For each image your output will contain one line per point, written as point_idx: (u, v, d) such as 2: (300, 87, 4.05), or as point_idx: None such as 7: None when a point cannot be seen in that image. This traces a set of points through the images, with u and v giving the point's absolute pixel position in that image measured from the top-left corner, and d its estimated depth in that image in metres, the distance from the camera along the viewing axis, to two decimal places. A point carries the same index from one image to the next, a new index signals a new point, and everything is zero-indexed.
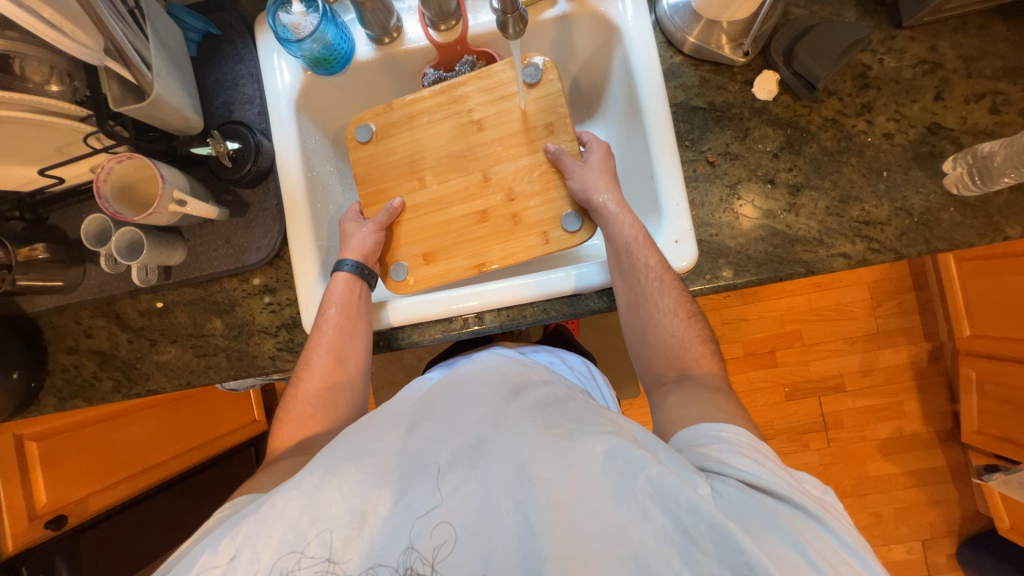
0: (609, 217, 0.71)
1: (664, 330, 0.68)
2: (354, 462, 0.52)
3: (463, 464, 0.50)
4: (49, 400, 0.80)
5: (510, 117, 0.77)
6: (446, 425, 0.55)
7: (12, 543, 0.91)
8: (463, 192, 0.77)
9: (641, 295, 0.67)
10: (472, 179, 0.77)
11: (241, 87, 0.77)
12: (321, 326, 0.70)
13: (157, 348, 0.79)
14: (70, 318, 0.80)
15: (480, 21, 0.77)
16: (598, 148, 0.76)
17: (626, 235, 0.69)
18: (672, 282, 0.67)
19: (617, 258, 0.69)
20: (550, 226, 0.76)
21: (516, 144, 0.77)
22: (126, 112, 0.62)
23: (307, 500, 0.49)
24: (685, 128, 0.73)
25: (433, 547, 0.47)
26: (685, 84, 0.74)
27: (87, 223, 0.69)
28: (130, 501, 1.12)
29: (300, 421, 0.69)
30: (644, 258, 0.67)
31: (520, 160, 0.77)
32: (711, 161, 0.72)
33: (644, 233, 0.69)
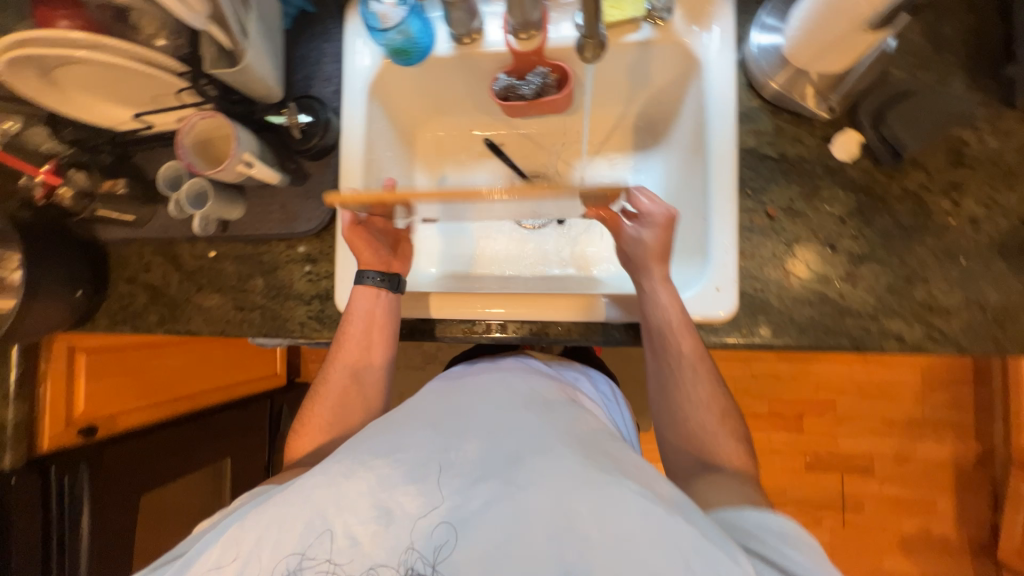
0: (647, 299, 0.68)
1: (695, 423, 0.66)
2: (388, 457, 0.52)
3: (498, 478, 0.48)
4: (103, 320, 0.87)
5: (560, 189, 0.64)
6: (485, 438, 0.53)
7: (47, 442, 0.99)
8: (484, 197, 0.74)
9: (671, 384, 0.67)
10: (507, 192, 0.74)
11: (323, 65, 0.81)
12: (341, 341, 0.73)
13: (201, 294, 0.84)
14: (134, 251, 0.87)
15: (561, 35, 0.76)
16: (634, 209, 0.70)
17: (664, 318, 0.66)
18: (707, 372, 0.66)
19: (649, 338, 0.67)
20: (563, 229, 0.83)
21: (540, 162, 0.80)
22: (217, 74, 0.65)
23: (339, 486, 0.50)
24: (749, 174, 0.70)
25: (434, 548, 0.46)
26: (758, 130, 0.71)
27: (163, 168, 0.76)
28: (157, 424, 1.20)
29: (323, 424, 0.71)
30: (679, 345, 0.66)
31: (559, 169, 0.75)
32: (771, 214, 0.69)
33: (680, 317, 0.66)
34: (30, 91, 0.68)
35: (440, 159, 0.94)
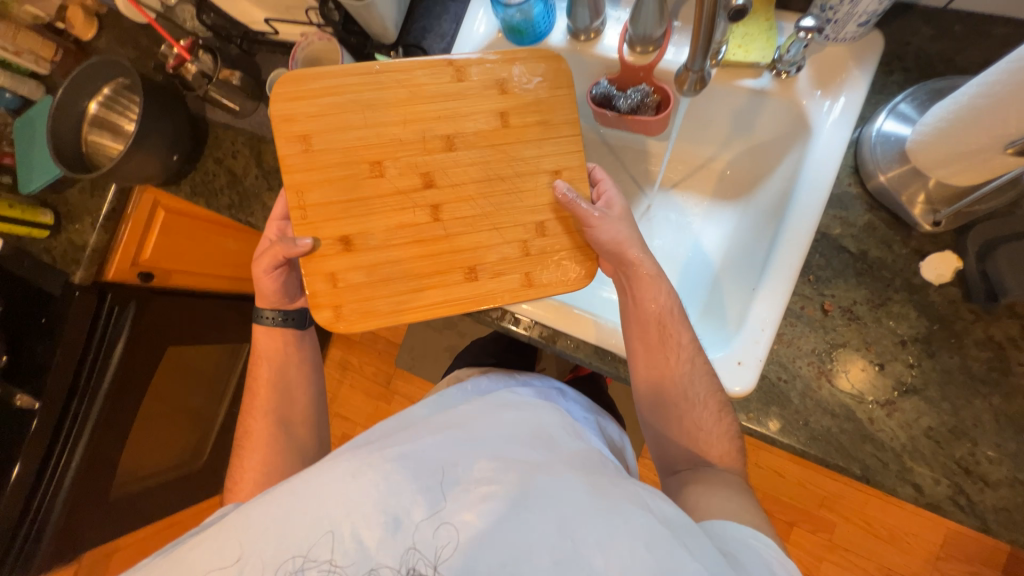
0: (638, 288, 0.63)
1: (691, 420, 0.62)
2: (396, 461, 0.53)
3: (507, 497, 0.50)
4: (185, 187, 0.97)
5: (523, 205, 0.65)
6: (490, 454, 0.56)
7: (112, 272, 1.12)
8: (391, 122, 0.65)
9: (664, 377, 0.63)
10: (412, 110, 0.65)
11: (442, 21, 0.83)
12: (257, 389, 0.76)
13: (270, 194, 0.92)
14: (229, 137, 0.95)
15: (675, 59, 0.73)
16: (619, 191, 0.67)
17: (659, 308, 0.63)
18: (704, 367, 0.63)
19: (642, 330, 0.63)
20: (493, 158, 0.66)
21: (466, 77, 0.66)
22: (346, 5, 0.70)
23: (350, 496, 0.50)
24: (819, 261, 0.64)
25: (438, 549, 0.47)
26: (847, 219, 0.65)
27: (275, 73, 0.83)
28: (208, 292, 1.42)
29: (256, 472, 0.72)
30: (678, 336, 0.63)
31: (483, 99, 0.66)
32: (825, 308, 0.64)
33: (676, 307, 0.64)
34: None
35: None
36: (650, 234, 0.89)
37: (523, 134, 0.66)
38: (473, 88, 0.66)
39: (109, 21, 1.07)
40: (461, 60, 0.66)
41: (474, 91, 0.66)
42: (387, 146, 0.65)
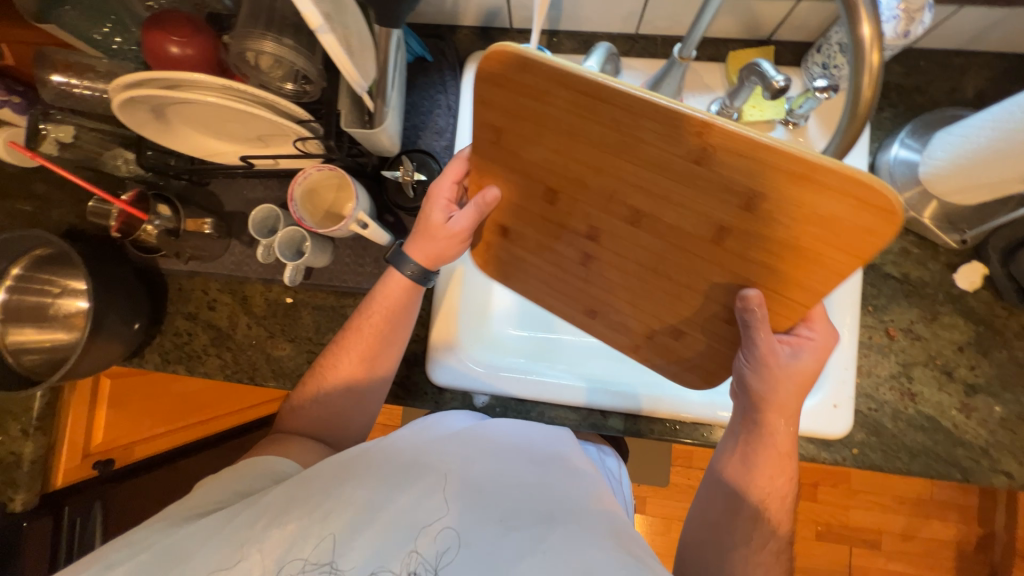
0: (760, 454, 0.56)
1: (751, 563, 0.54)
2: (423, 478, 0.53)
3: (529, 538, 0.49)
4: (152, 357, 0.79)
5: (660, 302, 0.58)
6: (519, 487, 0.55)
7: (60, 478, 0.88)
8: (580, 162, 0.47)
9: (728, 536, 0.56)
10: (606, 169, 0.46)
11: (435, 117, 0.77)
12: (358, 333, 0.64)
13: (272, 342, 0.78)
14: (199, 285, 0.79)
15: None
16: (819, 347, 0.53)
17: (767, 483, 0.55)
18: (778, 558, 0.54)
19: (733, 501, 0.56)
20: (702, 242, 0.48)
21: (709, 162, 0.41)
22: (350, 131, 0.60)
23: (366, 515, 0.50)
24: (873, 291, 0.70)
25: (442, 553, 0.48)
26: (883, 247, 0.71)
27: (257, 210, 0.70)
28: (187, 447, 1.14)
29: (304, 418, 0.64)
30: (775, 523, 0.55)
31: (708, 198, 0.44)
32: (890, 334, 0.69)
33: (790, 488, 0.56)
34: (136, 120, 0.62)
35: None
36: None
37: (749, 245, 0.46)
38: (707, 180, 0.42)
39: None
40: (719, 135, 0.39)
41: (709, 182, 0.43)
42: (590, 177, 0.49)
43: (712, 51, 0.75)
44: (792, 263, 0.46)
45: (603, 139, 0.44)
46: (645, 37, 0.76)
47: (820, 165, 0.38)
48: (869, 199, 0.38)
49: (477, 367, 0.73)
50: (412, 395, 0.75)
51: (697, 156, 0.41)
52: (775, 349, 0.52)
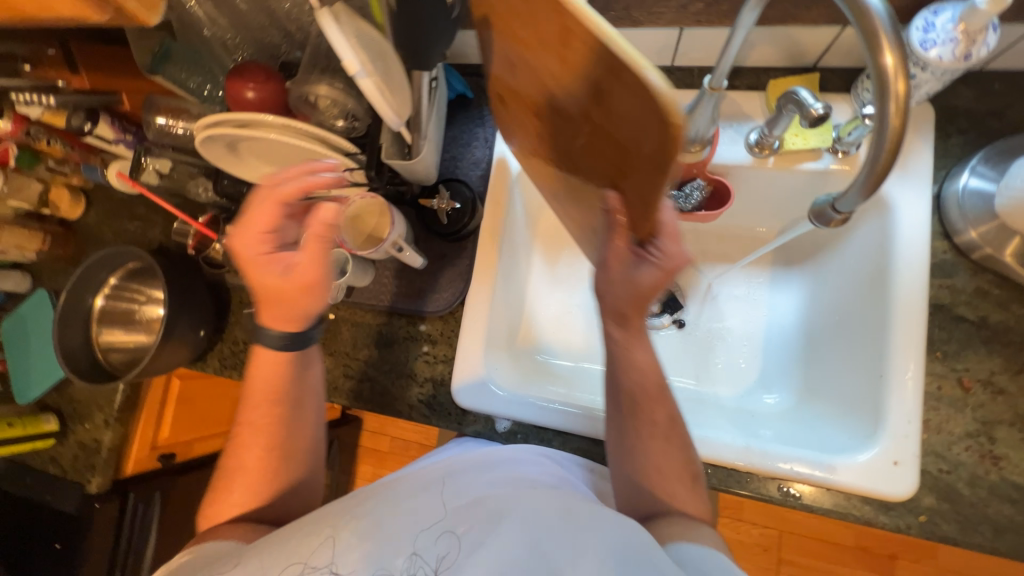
0: (619, 356, 0.56)
1: (660, 482, 0.55)
2: (392, 490, 0.57)
3: (489, 521, 0.51)
4: (213, 362, 0.87)
5: (576, 189, 0.56)
6: (471, 476, 0.58)
7: (131, 466, 0.98)
8: (514, 28, 0.45)
9: (638, 460, 0.56)
10: (522, 33, 0.44)
11: (473, 149, 0.81)
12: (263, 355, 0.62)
13: None
14: (256, 299, 0.87)
15: (732, 154, 0.71)
16: (660, 267, 0.49)
17: (644, 385, 0.56)
18: (684, 463, 0.56)
19: (616, 400, 0.58)
20: (578, 123, 0.46)
21: (570, 43, 0.38)
22: (391, 163, 0.66)
23: (361, 521, 0.53)
24: (942, 335, 0.62)
25: (440, 556, 0.50)
26: (953, 287, 0.63)
27: None
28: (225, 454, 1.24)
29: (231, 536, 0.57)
30: (656, 422, 0.56)
31: (578, 82, 0.41)
32: (965, 385, 0.61)
33: (655, 382, 0.56)
34: (214, 153, 0.72)
35: (557, 247, 0.91)
36: (719, 316, 0.85)
37: (608, 153, 0.44)
38: (578, 63, 0.39)
39: (96, 195, 0.99)
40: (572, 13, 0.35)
41: (578, 64, 0.39)
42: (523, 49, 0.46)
43: (752, 80, 0.73)
44: (639, 197, 0.42)
45: (536, 20, 0.40)
46: (681, 68, 0.76)
47: (649, 92, 0.32)
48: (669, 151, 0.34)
49: (501, 391, 0.73)
50: (437, 415, 0.76)
51: (586, 54, 0.37)
52: (619, 251, 0.51)
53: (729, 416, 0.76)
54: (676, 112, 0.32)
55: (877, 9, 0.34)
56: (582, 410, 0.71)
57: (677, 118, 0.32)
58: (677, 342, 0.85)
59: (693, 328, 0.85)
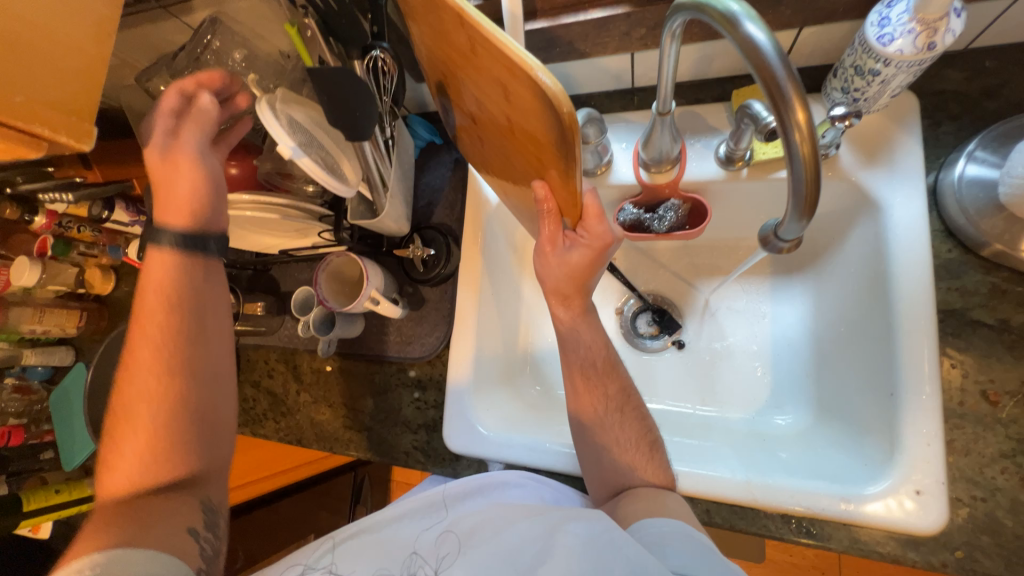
0: (567, 337, 0.66)
1: (623, 463, 0.62)
2: (391, 512, 0.66)
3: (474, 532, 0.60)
4: None
5: (515, 185, 0.60)
6: (463, 494, 0.66)
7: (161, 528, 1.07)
8: (436, 42, 0.47)
9: (597, 436, 0.63)
10: (447, 49, 0.46)
11: (447, 193, 0.83)
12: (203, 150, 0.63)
13: (316, 407, 0.85)
14: (261, 356, 0.91)
15: (703, 169, 0.69)
16: (587, 247, 0.56)
17: (584, 354, 0.65)
18: (635, 427, 0.63)
19: (571, 378, 0.66)
20: (505, 127, 0.48)
21: (480, 55, 0.40)
22: (357, 222, 0.68)
23: (359, 540, 0.63)
24: (956, 345, 0.56)
25: (439, 557, 0.59)
26: (965, 289, 0.57)
27: (298, 293, 0.80)
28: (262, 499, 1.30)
29: (140, 432, 0.55)
30: (605, 386, 0.65)
31: (493, 90, 0.43)
32: (992, 399, 0.54)
33: (603, 357, 0.66)
34: None
35: None
36: (720, 333, 0.80)
37: (525, 147, 0.47)
38: (490, 71, 0.41)
39: (124, 269, 1.08)
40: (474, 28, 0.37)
41: (489, 74, 0.42)
42: (450, 62, 0.49)
43: (717, 91, 0.71)
44: (558, 181, 0.47)
45: (447, 36, 0.44)
46: (643, 88, 0.74)
47: (541, 89, 0.35)
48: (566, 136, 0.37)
49: (491, 434, 0.71)
50: (432, 461, 0.76)
51: (491, 62, 0.39)
52: (553, 236, 0.57)
53: (737, 441, 0.71)
54: (566, 103, 0.35)
55: (767, 50, 0.33)
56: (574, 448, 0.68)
57: (567, 108, 0.35)
58: (679, 364, 0.81)
59: (694, 348, 0.81)
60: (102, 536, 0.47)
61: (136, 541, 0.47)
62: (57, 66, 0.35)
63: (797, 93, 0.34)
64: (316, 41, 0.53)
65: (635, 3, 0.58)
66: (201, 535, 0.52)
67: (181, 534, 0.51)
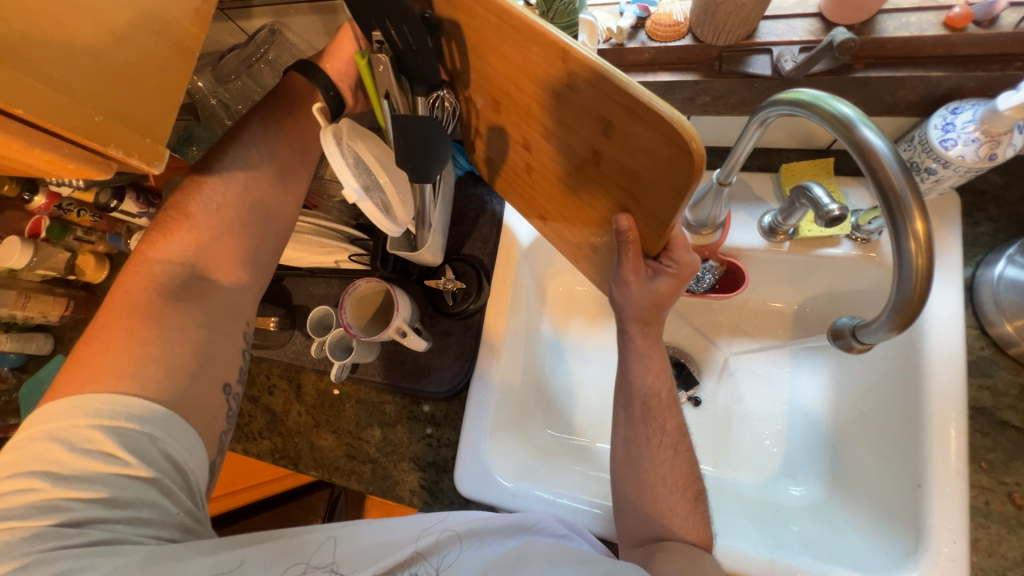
0: (634, 360, 0.61)
1: (663, 506, 0.57)
2: (403, 519, 0.54)
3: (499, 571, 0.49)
4: None
5: (571, 219, 0.55)
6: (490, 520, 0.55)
7: None
8: (502, 69, 0.44)
9: (643, 472, 0.59)
10: (516, 75, 0.43)
11: (480, 226, 0.81)
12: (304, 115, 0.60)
13: (317, 432, 0.81)
14: (263, 369, 0.86)
15: (746, 236, 0.69)
16: (675, 277, 0.52)
17: (645, 385, 0.61)
18: (686, 465, 0.59)
19: (627, 406, 0.61)
20: (584, 161, 0.44)
21: (574, 86, 0.38)
22: (394, 253, 0.67)
23: (364, 531, 0.51)
24: (985, 444, 0.58)
25: (442, 557, 0.51)
26: (995, 387, 0.59)
27: (315, 311, 0.77)
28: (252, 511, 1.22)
29: (192, 242, 0.53)
30: (661, 420, 0.60)
31: (581, 120, 0.40)
32: (1017, 502, 0.55)
33: (667, 390, 0.61)
34: None
35: (569, 312, 0.89)
36: (738, 395, 0.79)
37: (609, 180, 0.44)
38: (582, 105, 0.39)
39: None
40: (576, 59, 0.35)
41: (580, 105, 0.39)
42: (514, 93, 0.45)
43: (763, 160, 0.72)
44: (653, 211, 0.42)
45: (522, 66, 0.41)
46: None
47: (657, 118, 0.33)
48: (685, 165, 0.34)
49: (507, 481, 0.69)
50: (438, 502, 0.73)
51: (591, 92, 0.36)
52: (638, 270, 0.51)
53: (754, 507, 0.70)
54: (695, 138, 0.33)
55: (885, 152, 0.37)
56: (590, 504, 0.66)
57: (695, 144, 0.33)
58: (695, 422, 0.79)
59: (711, 407, 0.80)
60: (131, 361, 0.45)
61: (177, 404, 0.46)
62: (153, 88, 0.33)
63: (918, 204, 0.37)
64: (386, 76, 0.47)
65: (705, 72, 0.58)
66: (231, 394, 0.52)
67: (214, 391, 0.50)
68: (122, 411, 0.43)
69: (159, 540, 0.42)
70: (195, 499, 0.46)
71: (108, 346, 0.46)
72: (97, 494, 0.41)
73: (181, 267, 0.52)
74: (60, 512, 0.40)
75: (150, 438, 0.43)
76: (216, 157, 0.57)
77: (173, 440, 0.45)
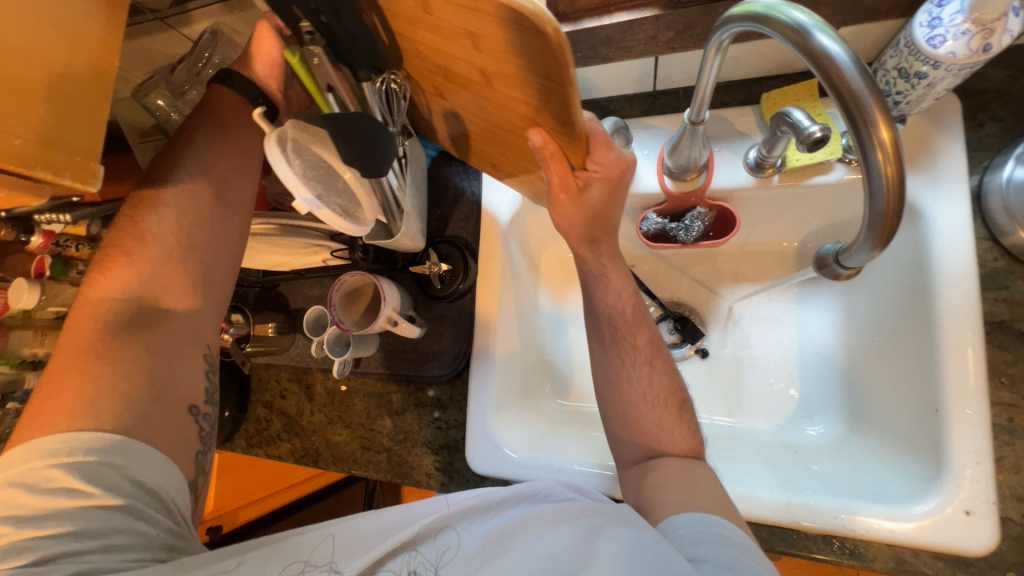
0: (594, 282, 0.63)
1: (650, 422, 0.58)
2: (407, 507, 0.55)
3: (496, 544, 0.49)
4: (240, 441, 0.87)
5: (516, 157, 0.55)
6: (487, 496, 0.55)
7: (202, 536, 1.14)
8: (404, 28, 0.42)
9: (625, 394, 0.59)
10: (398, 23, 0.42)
11: (461, 204, 0.80)
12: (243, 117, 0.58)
13: (331, 428, 0.83)
14: (272, 375, 0.88)
15: (731, 175, 0.66)
16: (604, 178, 0.50)
17: (610, 306, 0.62)
18: (660, 375, 0.59)
19: (597, 329, 0.63)
20: (485, 89, 0.43)
21: (432, 7, 0.36)
22: (372, 244, 0.66)
23: (365, 526, 0.53)
24: (1005, 359, 0.55)
25: (439, 554, 0.51)
26: (1011, 298, 0.56)
27: (310, 312, 0.77)
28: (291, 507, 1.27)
29: (133, 276, 0.53)
30: (631, 337, 0.61)
31: (459, 44, 0.39)
32: None
33: (632, 306, 0.62)
34: None
35: (564, 279, 0.87)
36: (745, 341, 0.77)
37: (510, 99, 0.43)
38: (447, 26, 0.37)
39: None
40: None
41: (447, 27, 0.37)
42: (422, 49, 0.44)
43: (744, 92, 0.68)
44: (554, 119, 0.41)
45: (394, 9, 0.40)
46: (665, 91, 0.71)
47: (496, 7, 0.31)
48: (546, 50, 0.32)
49: (514, 453, 0.69)
50: (455, 482, 0.74)
51: (448, 10, 0.35)
52: (564, 184, 0.50)
53: (770, 451, 0.69)
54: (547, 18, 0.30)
55: (843, 59, 0.35)
56: (600, 467, 0.66)
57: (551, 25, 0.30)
58: (704, 373, 0.77)
59: (718, 356, 0.78)
60: (107, 386, 0.47)
61: (137, 432, 0.47)
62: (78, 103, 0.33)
63: (880, 110, 0.35)
64: (324, 69, 0.43)
65: (664, 5, 0.54)
66: (199, 415, 0.53)
67: (181, 414, 0.51)
68: (82, 447, 0.44)
69: (141, 562, 0.44)
70: (176, 519, 0.48)
71: (57, 391, 0.46)
72: (62, 529, 0.42)
73: (129, 301, 0.52)
74: (27, 553, 0.41)
75: (114, 467, 0.45)
76: (174, 171, 0.57)
77: (139, 467, 0.46)
